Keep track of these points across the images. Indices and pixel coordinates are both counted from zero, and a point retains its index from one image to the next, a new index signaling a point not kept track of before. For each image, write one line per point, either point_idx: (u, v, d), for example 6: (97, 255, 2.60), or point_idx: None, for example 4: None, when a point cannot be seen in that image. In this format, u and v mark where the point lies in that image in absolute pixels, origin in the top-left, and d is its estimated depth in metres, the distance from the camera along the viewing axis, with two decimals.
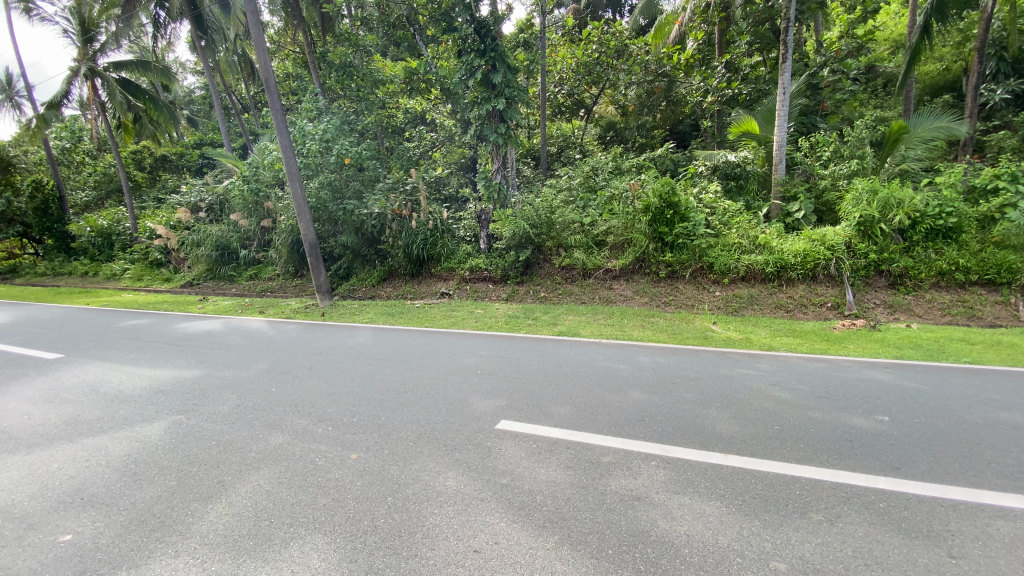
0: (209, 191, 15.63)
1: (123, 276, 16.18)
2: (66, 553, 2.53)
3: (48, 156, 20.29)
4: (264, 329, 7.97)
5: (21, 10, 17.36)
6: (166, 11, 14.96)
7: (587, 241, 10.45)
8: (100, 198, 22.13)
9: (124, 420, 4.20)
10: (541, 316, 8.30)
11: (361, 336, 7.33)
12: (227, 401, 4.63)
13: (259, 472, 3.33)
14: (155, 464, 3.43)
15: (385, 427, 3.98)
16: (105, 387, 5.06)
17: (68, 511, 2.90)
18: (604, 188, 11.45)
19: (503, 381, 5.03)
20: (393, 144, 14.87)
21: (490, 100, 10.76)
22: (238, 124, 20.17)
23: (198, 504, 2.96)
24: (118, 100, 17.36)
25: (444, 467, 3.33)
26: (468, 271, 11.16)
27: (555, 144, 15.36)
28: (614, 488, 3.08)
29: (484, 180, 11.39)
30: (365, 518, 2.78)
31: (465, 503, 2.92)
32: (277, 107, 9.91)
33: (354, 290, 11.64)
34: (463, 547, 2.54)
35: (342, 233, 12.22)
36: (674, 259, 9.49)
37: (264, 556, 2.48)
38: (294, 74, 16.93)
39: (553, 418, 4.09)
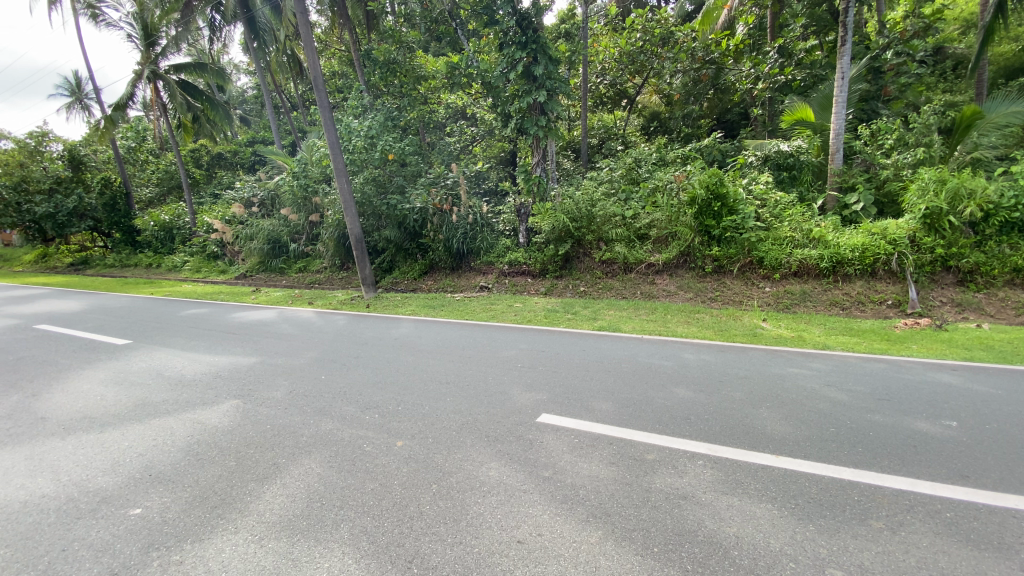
0: (261, 187, 16.27)
1: (183, 268, 17.14)
2: (137, 526, 2.71)
3: (116, 156, 21.68)
4: (314, 319, 8.27)
5: (90, 18, 18.57)
6: (221, 15, 15.64)
7: (628, 235, 10.28)
8: (162, 194, 23.56)
9: (187, 404, 4.45)
10: (581, 311, 8.23)
11: (404, 327, 7.48)
12: (280, 387, 4.83)
13: (310, 455, 3.46)
14: (215, 445, 3.62)
15: (428, 416, 4.05)
16: (169, 372, 5.38)
17: (139, 486, 3.11)
18: (647, 180, 11.23)
19: (544, 374, 5.01)
20: (435, 139, 15.11)
21: (531, 92, 10.72)
22: (289, 122, 20.93)
23: (255, 484, 3.10)
24: (179, 101, 18.38)
25: (487, 457, 3.35)
26: (507, 265, 11.18)
27: (596, 136, 15.22)
28: (659, 486, 3.01)
29: (524, 174, 11.35)
30: (411, 504, 2.84)
31: (508, 494, 2.93)
32: (325, 106, 10.20)
33: (396, 283, 11.90)
34: (506, 537, 2.55)
35: (386, 227, 12.46)
36: (721, 253, 9.19)
37: (316, 536, 2.58)
38: (339, 72, 17.43)
39: (595, 413, 4.04)
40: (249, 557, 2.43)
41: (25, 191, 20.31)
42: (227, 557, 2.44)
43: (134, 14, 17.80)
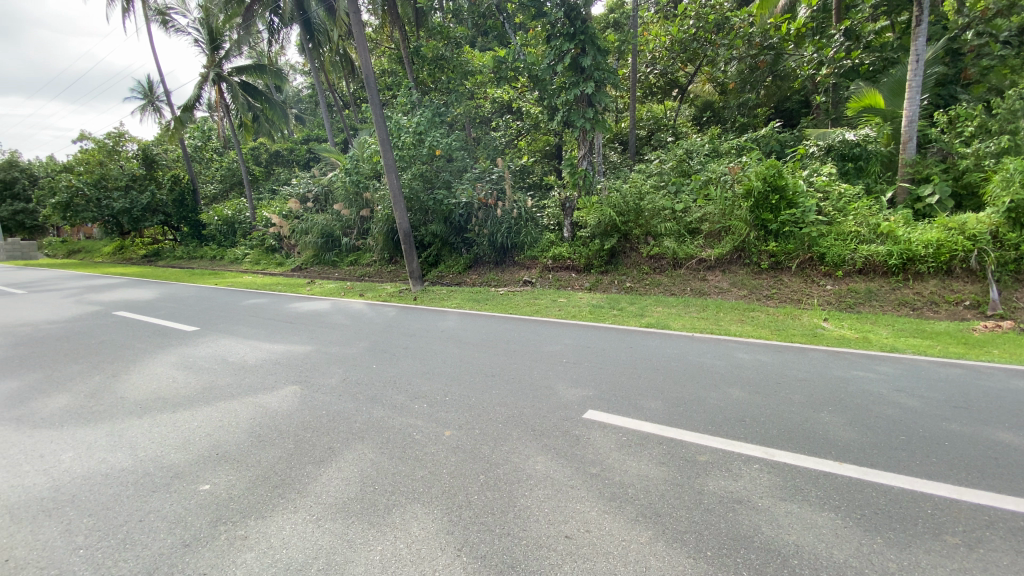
0: (315, 183, 16.90)
1: (244, 261, 18.12)
2: (206, 501, 2.88)
3: (185, 154, 23.13)
4: (365, 311, 8.54)
5: (162, 25, 19.85)
6: (279, 17, 16.31)
7: (678, 229, 10.02)
8: (225, 190, 25.04)
9: (249, 388, 4.70)
10: (627, 307, 8.06)
11: (450, 320, 7.60)
12: (333, 375, 5.01)
13: (363, 441, 3.57)
14: (276, 428, 3.80)
15: (475, 407, 4.09)
16: (231, 358, 5.69)
17: (207, 464, 3.31)
18: (699, 172, 10.89)
19: (590, 371, 4.95)
20: (481, 134, 15.20)
21: (578, 84, 10.58)
22: (341, 119, 21.61)
23: (312, 466, 3.23)
24: (241, 101, 19.41)
25: (533, 451, 3.34)
26: (551, 260, 11.13)
27: (644, 127, 14.80)
28: (712, 488, 2.91)
29: (570, 167, 11.22)
30: (460, 493, 2.88)
31: (556, 488, 2.91)
32: (376, 103, 10.45)
33: (441, 277, 12.08)
34: (554, 532, 2.53)
35: (432, 222, 12.64)
36: (779, 248, 8.77)
37: (370, 518, 2.66)
38: (389, 70, 17.87)
39: (644, 411, 3.96)
40: (308, 536, 2.54)
41: (104, 188, 21.90)
42: (287, 534, 2.55)
43: (200, 20, 18.88)
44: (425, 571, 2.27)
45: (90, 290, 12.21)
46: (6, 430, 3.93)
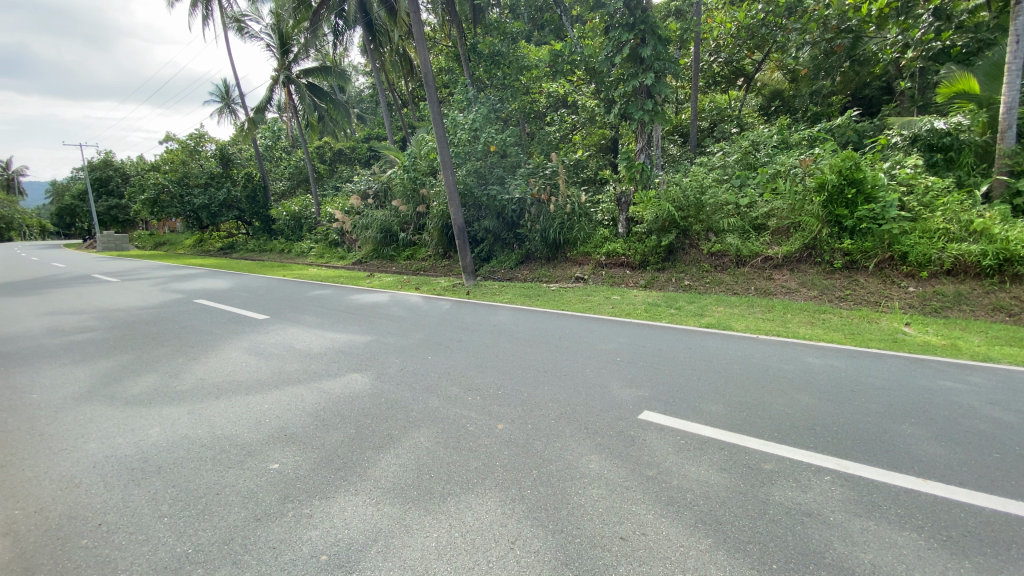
0: (375, 180, 17.46)
1: (309, 254, 19.12)
2: (276, 479, 3.05)
3: (257, 153, 24.64)
4: (420, 304, 8.76)
5: (238, 32, 21.13)
6: (343, 20, 16.95)
7: (742, 225, 9.62)
8: (293, 187, 26.48)
9: (314, 374, 4.94)
10: (685, 306, 7.81)
11: (502, 315, 7.65)
12: (391, 365, 5.18)
13: (420, 430, 3.66)
14: (338, 413, 3.98)
15: (527, 402, 4.09)
16: (297, 346, 5.99)
17: (276, 444, 3.51)
18: (766, 165, 10.36)
19: (646, 371, 4.82)
20: (535, 128, 15.28)
21: (637, 75, 10.31)
22: (400, 118, 22.27)
23: (372, 451, 3.35)
24: (307, 103, 20.51)
25: (587, 450, 3.29)
26: (604, 256, 10.92)
27: (706, 119, 14.18)
28: (778, 499, 2.76)
29: (626, 161, 11.03)
30: (513, 486, 2.89)
31: (610, 488, 2.85)
32: (434, 100, 10.64)
33: (493, 272, 12.17)
34: (608, 532, 2.48)
35: (485, 217, 12.77)
36: (854, 246, 8.17)
37: (426, 505, 2.72)
38: (446, 68, 18.19)
39: (704, 415, 3.81)
40: (368, 518, 2.63)
41: (187, 185, 23.72)
42: (349, 516, 2.66)
43: (272, 26, 19.96)
44: (480, 560, 2.30)
45: (174, 279, 13.26)
46: (105, 405, 4.35)
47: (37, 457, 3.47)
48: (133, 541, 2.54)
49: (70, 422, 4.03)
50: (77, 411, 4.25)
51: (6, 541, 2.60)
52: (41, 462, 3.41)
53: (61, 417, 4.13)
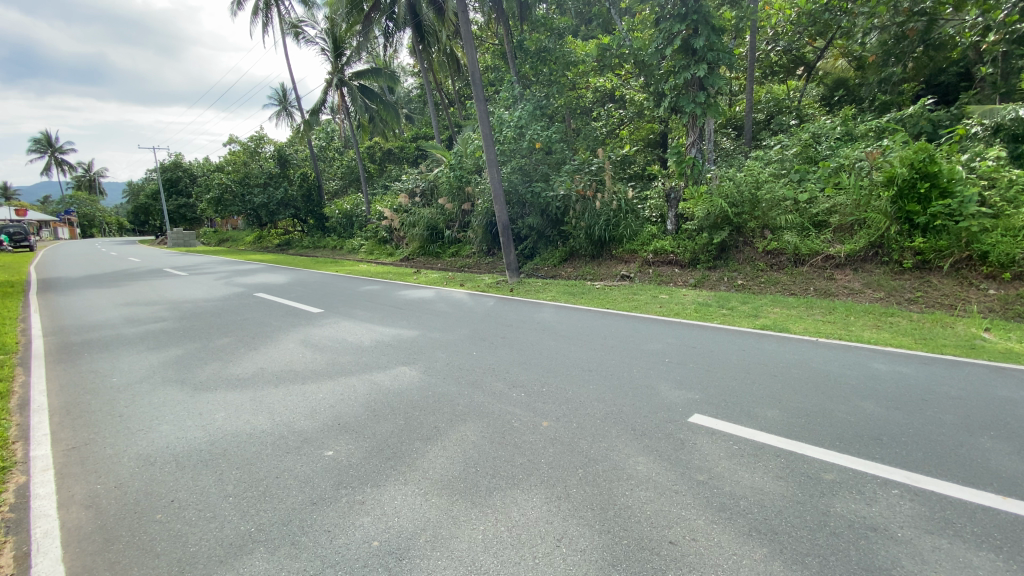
0: (422, 179, 17.78)
1: (360, 251, 19.82)
2: (330, 465, 3.19)
3: (312, 154, 25.67)
4: (466, 300, 8.87)
5: (295, 37, 22.07)
6: (393, 22, 17.38)
7: (801, 222, 9.18)
8: (346, 186, 27.49)
9: (364, 366, 5.11)
10: (738, 306, 7.52)
11: (547, 313, 7.64)
12: (437, 359, 5.28)
13: (466, 423, 3.72)
14: (388, 405, 4.10)
15: (573, 401, 4.06)
16: (348, 339, 6.21)
17: (330, 433, 3.65)
18: (828, 159, 9.82)
19: (696, 372, 4.69)
20: (581, 124, 15.15)
21: (689, 67, 10.00)
22: (447, 117, 22.66)
23: (420, 443, 3.43)
24: (359, 104, 21.23)
25: (633, 451, 3.24)
26: (652, 254, 10.69)
27: (762, 111, 13.57)
28: (839, 511, 2.61)
29: (676, 156, 10.81)
30: (558, 484, 2.88)
31: (658, 492, 2.79)
32: (480, 98, 10.72)
33: (537, 269, 12.19)
34: (657, 535, 2.43)
35: (530, 215, 12.77)
36: (927, 244, 7.60)
37: (472, 498, 2.76)
38: (492, 66, 18.29)
39: (759, 420, 3.66)
40: (417, 508, 2.70)
41: (248, 185, 25.03)
42: (399, 504, 2.73)
43: (327, 30, 20.78)
44: (526, 556, 2.31)
45: (235, 274, 14.04)
46: (175, 390, 4.66)
47: (117, 437, 3.77)
48: (201, 518, 2.72)
49: (145, 405, 4.35)
50: (151, 395, 4.59)
51: (91, 512, 2.84)
52: (120, 441, 3.70)
53: (138, 400, 4.48)
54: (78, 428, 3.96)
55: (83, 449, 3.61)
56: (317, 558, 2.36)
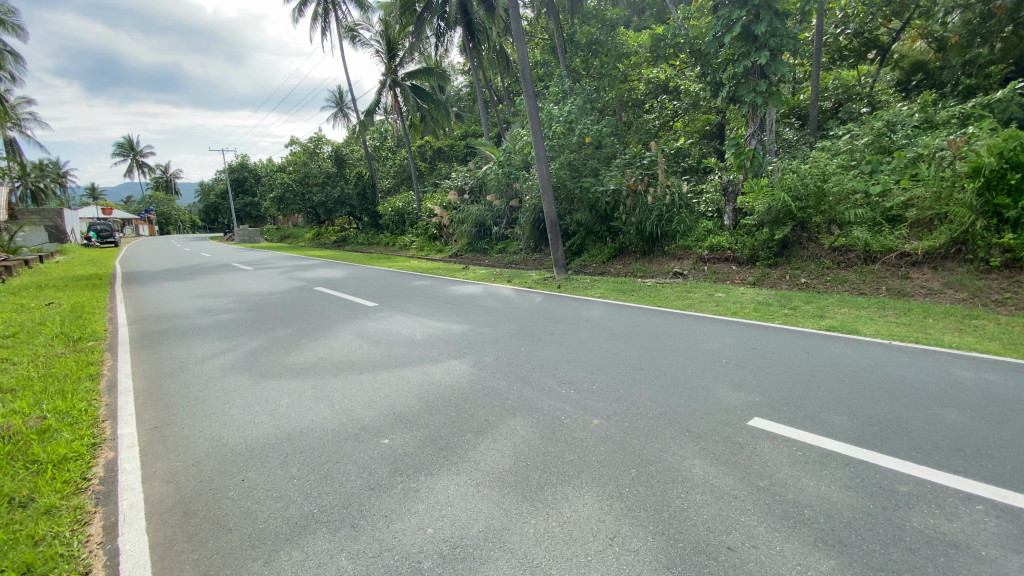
0: (472, 176, 17.99)
1: (411, 247, 20.37)
2: (386, 453, 3.30)
3: (366, 153, 26.57)
4: (514, 296, 8.92)
5: (351, 40, 22.86)
6: (444, 21, 17.68)
7: (873, 217, 8.63)
8: (398, 184, 28.32)
9: (417, 359, 5.24)
10: (800, 305, 7.16)
11: (596, 310, 7.56)
12: (487, 354, 5.34)
13: (516, 418, 3.74)
14: (440, 396, 4.19)
15: (624, 400, 4.00)
16: (401, 332, 6.40)
17: (386, 422, 3.78)
18: (905, 149, 9.10)
19: (755, 374, 4.50)
20: (632, 117, 14.89)
21: (749, 55, 9.57)
22: (496, 114, 22.82)
23: (472, 435, 3.49)
24: (411, 104, 21.72)
25: (689, 453, 3.15)
26: (707, 250, 10.35)
27: (829, 98, 12.81)
28: (916, 525, 2.43)
29: (734, 148, 10.42)
30: (611, 482, 2.85)
31: (716, 496, 2.70)
32: (530, 94, 10.71)
33: (585, 266, 12.11)
34: (715, 540, 2.36)
35: (578, 210, 12.57)
36: (1018, 240, 6.90)
37: (524, 492, 2.78)
38: (541, 61, 18.24)
39: (824, 426, 3.47)
40: (470, 498, 2.75)
41: (307, 184, 26.24)
42: (452, 494, 2.80)
43: (381, 32, 21.40)
44: (577, 553, 2.29)
45: (296, 268, 14.76)
46: (243, 377, 4.97)
47: (194, 419, 4.06)
48: (269, 497, 2.89)
49: (218, 390, 4.66)
50: (222, 381, 4.91)
51: (171, 488, 3.06)
52: (196, 423, 3.98)
53: (211, 385, 4.80)
54: (160, 410, 4.30)
55: (164, 429, 3.92)
56: (375, 541, 2.45)
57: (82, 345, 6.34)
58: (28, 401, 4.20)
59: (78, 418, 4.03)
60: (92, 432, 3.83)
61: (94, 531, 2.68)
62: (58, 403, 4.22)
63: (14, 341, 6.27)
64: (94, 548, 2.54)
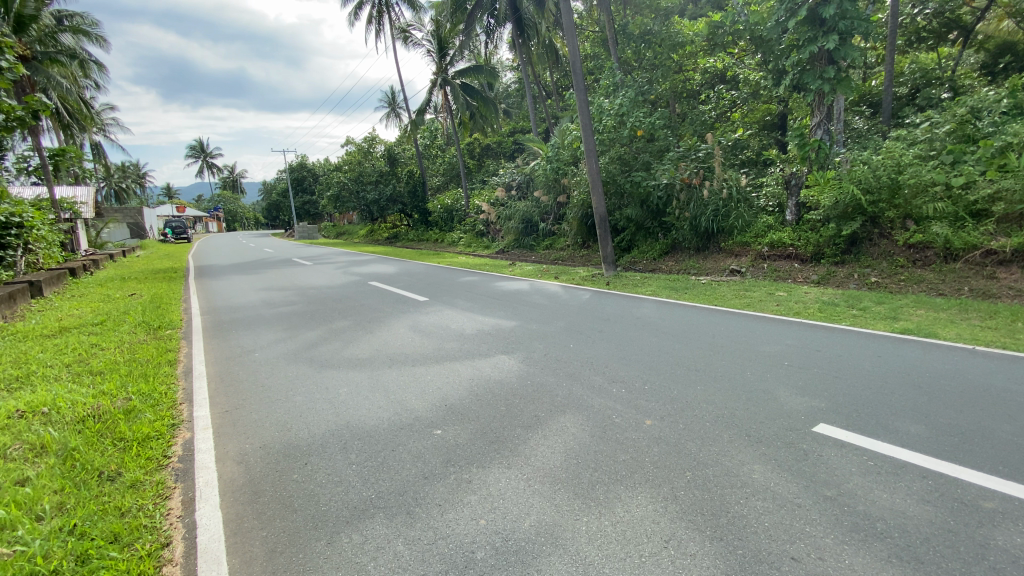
0: (519, 172, 18.04)
1: (460, 243, 20.68)
2: (439, 444, 3.38)
3: (417, 151, 27.18)
4: (562, 293, 8.88)
5: (404, 41, 23.39)
6: (494, 19, 17.78)
7: (954, 211, 7.89)
8: (447, 181, 28.82)
9: (467, 353, 5.33)
10: (870, 306, 6.71)
11: (647, 308, 7.40)
12: (536, 350, 5.35)
13: (565, 415, 3.73)
14: (490, 391, 4.24)
15: (679, 400, 3.90)
16: (452, 326, 6.53)
17: (439, 414, 3.86)
18: (992, 137, 8.17)
19: (820, 378, 4.27)
20: (686, 108, 14.47)
21: (816, 40, 9.03)
22: (545, 109, 22.76)
23: (522, 430, 3.51)
24: (461, 101, 22.03)
25: (749, 458, 3.03)
26: (767, 247, 9.93)
27: (905, 84, 11.85)
28: (1003, 545, 2.23)
29: (798, 138, 9.93)
30: (665, 484, 2.79)
31: (778, 504, 2.58)
32: (580, 88, 10.58)
33: (635, 263, 11.88)
34: (777, 550, 2.26)
35: (628, 206, 12.30)
36: None
37: (576, 490, 2.77)
38: (592, 54, 17.97)
39: (898, 435, 3.24)
40: (521, 492, 2.77)
41: (361, 182, 27.18)
42: (504, 487, 2.83)
43: (433, 32, 21.78)
44: (631, 553, 2.27)
45: (351, 263, 15.32)
46: (304, 367, 5.22)
47: (261, 405, 4.31)
48: (330, 481, 3.03)
49: (282, 378, 4.92)
50: (284, 370, 5.17)
51: (241, 468, 3.27)
52: (263, 408, 4.23)
53: (276, 373, 5.08)
54: (231, 395, 4.58)
55: (235, 413, 4.19)
56: (430, 529, 2.52)
57: (161, 333, 6.86)
58: (116, 384, 4.59)
59: (159, 400, 4.37)
60: (171, 414, 4.14)
61: (174, 505, 2.89)
62: (141, 386, 4.59)
63: (103, 328, 6.86)
64: (174, 521, 2.74)
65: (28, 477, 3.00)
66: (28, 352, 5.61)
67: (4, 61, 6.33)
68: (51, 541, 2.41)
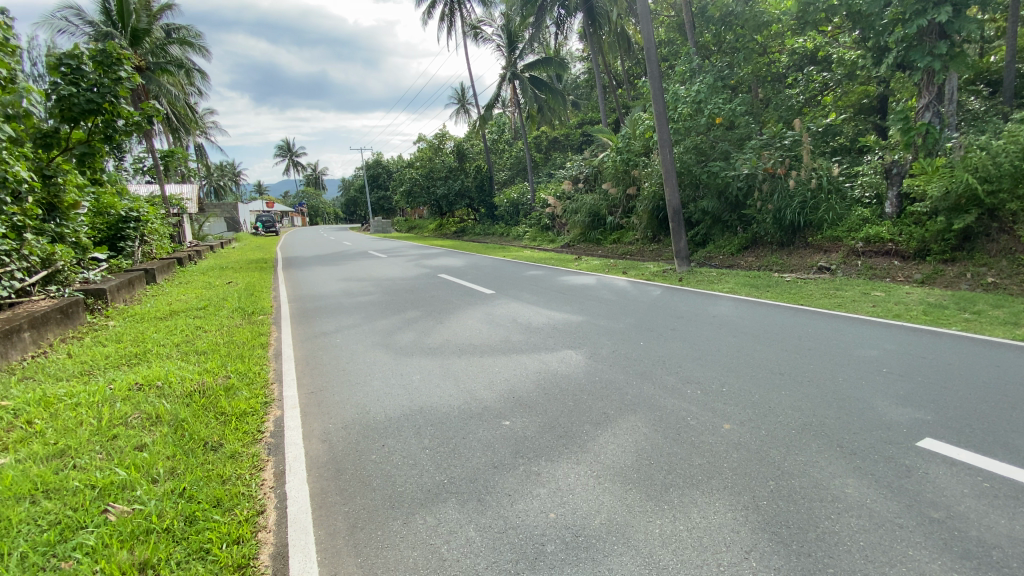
0: (587, 165, 17.75)
1: (525, 237, 20.75)
2: (509, 434, 3.43)
3: (485, 147, 27.60)
4: (630, 288, 8.67)
5: (475, 36, 23.72)
6: (565, 9, 17.57)
7: None
8: (513, 175, 29.02)
9: (535, 346, 5.35)
10: (985, 310, 5.97)
11: (723, 306, 7.04)
12: (604, 346, 5.26)
13: (636, 413, 3.66)
14: (558, 385, 4.24)
15: (761, 405, 3.68)
16: (520, 319, 6.58)
17: (507, 405, 3.92)
18: None
19: (923, 387, 3.86)
20: (770, 93, 13.62)
21: (925, 11, 8.10)
22: (615, 100, 22.28)
23: (591, 426, 3.48)
24: (529, 95, 22.04)
25: (840, 470, 2.81)
26: (862, 242, 9.16)
27: None
28: None
29: (902, 122, 8.99)
30: (745, 492, 2.66)
31: (876, 522, 2.38)
32: (654, 76, 10.21)
33: (710, 258, 11.35)
34: (874, 572, 2.08)
35: (704, 197, 11.77)
36: None
37: (648, 491, 2.70)
38: (666, 41, 17.31)
39: (1022, 455, 2.86)
40: (591, 489, 2.75)
41: (432, 177, 28.02)
42: (573, 482, 2.83)
43: (503, 26, 21.92)
44: (709, 561, 2.18)
45: (422, 256, 15.85)
46: (381, 353, 5.49)
47: (341, 388, 4.58)
48: (406, 464, 3.17)
49: (360, 363, 5.20)
50: (363, 356, 5.46)
51: (325, 447, 3.50)
52: (344, 391, 4.50)
53: (355, 359, 5.38)
54: (315, 377, 4.92)
55: (319, 394, 4.48)
56: (500, 517, 2.57)
57: (254, 317, 7.50)
58: (218, 364, 5.07)
59: (253, 378, 4.78)
60: (264, 392, 4.51)
61: (267, 476, 3.16)
62: (238, 365, 5.04)
63: (206, 312, 7.61)
64: (267, 491, 2.99)
65: (146, 443, 3.40)
66: (144, 332, 6.34)
67: (124, 72, 7.22)
68: (164, 502, 2.73)
